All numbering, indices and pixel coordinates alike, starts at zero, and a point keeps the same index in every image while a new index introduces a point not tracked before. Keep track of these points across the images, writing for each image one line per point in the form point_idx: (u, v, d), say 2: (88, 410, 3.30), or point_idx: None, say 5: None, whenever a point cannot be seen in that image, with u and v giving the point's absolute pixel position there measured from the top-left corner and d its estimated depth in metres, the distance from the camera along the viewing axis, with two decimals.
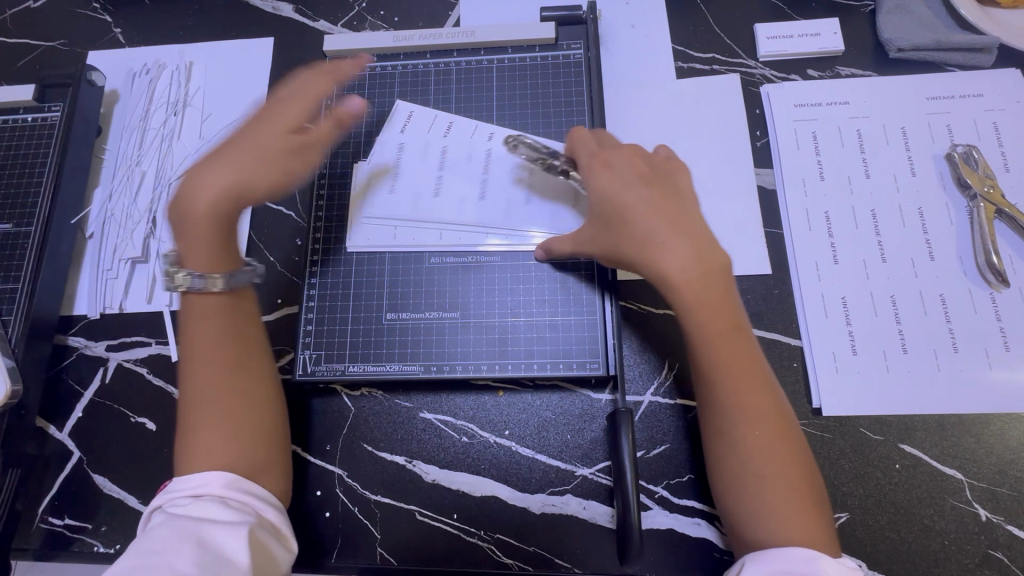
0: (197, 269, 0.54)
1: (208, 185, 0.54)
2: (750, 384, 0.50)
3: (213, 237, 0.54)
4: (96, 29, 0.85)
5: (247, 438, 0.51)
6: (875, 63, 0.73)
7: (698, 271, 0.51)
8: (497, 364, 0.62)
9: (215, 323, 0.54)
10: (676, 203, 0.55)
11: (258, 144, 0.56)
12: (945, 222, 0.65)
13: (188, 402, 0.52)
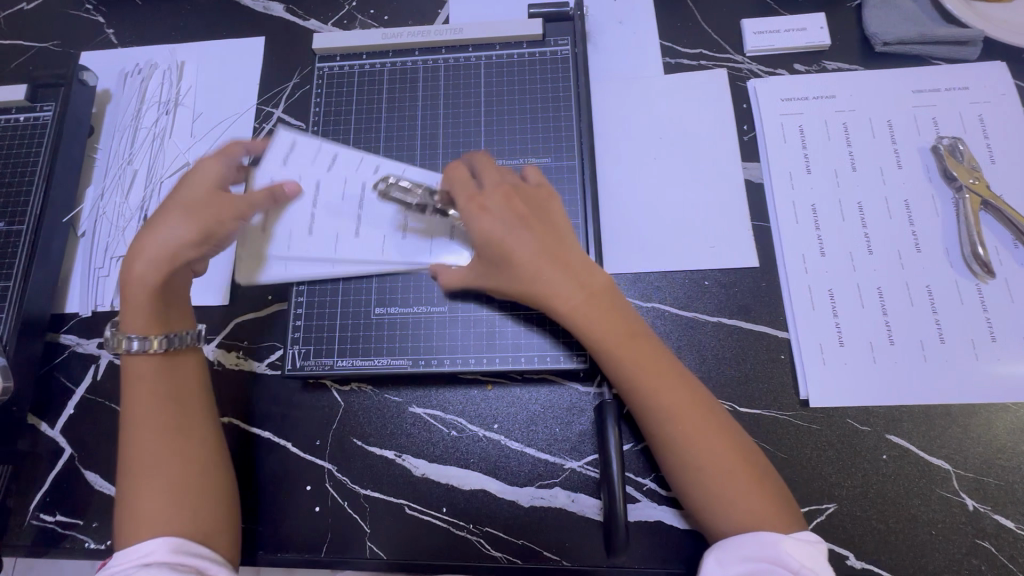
0: (135, 332, 0.57)
1: (144, 257, 0.57)
2: (665, 385, 0.51)
3: (149, 304, 0.57)
4: (88, 30, 0.85)
5: (196, 503, 0.52)
6: (862, 57, 0.73)
7: (586, 291, 0.53)
8: (485, 357, 0.63)
9: (155, 392, 0.56)
10: (553, 232, 0.56)
11: (176, 218, 0.58)
12: (932, 213, 0.66)
13: (127, 473, 0.53)
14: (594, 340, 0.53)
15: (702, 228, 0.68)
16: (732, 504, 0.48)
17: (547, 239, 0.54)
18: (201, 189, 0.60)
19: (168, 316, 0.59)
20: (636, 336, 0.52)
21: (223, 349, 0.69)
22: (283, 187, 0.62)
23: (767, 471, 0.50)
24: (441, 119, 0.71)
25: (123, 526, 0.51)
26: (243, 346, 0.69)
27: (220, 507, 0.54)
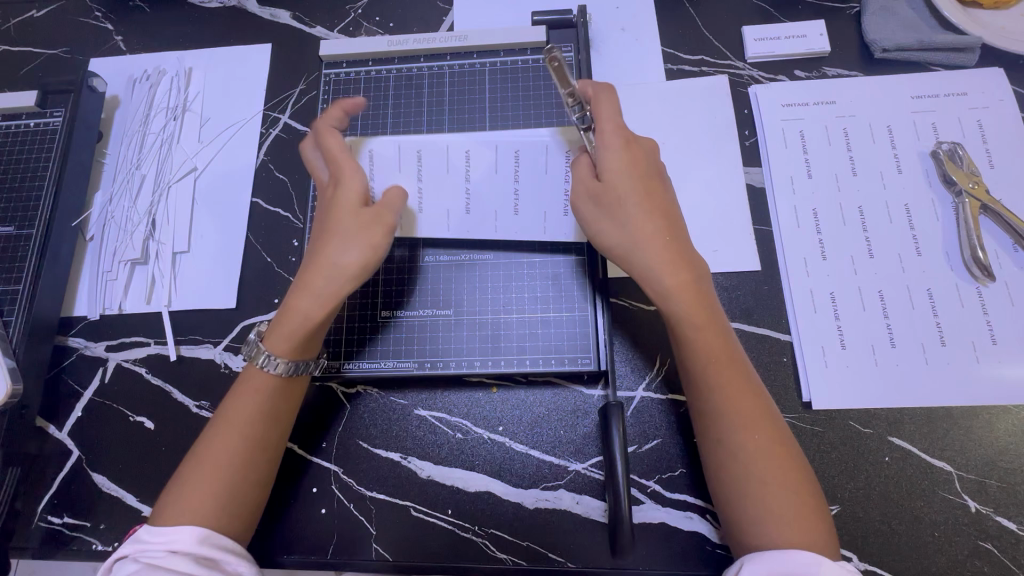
0: (278, 355, 0.56)
1: (302, 294, 0.56)
2: (750, 397, 0.52)
3: (301, 334, 0.56)
4: (97, 37, 0.86)
5: (235, 508, 0.52)
6: (861, 63, 0.74)
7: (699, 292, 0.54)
8: (490, 360, 0.63)
9: (256, 398, 0.56)
10: (668, 207, 0.55)
11: (331, 238, 0.56)
12: (932, 218, 0.66)
13: (195, 455, 0.54)
14: (681, 318, 0.53)
15: (704, 232, 0.68)
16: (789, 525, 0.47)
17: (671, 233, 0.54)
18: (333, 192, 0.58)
19: (307, 345, 0.57)
20: (725, 338, 0.54)
21: (230, 352, 0.71)
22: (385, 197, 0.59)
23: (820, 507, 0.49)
24: (447, 125, 0.72)
25: (162, 504, 0.52)
26: None
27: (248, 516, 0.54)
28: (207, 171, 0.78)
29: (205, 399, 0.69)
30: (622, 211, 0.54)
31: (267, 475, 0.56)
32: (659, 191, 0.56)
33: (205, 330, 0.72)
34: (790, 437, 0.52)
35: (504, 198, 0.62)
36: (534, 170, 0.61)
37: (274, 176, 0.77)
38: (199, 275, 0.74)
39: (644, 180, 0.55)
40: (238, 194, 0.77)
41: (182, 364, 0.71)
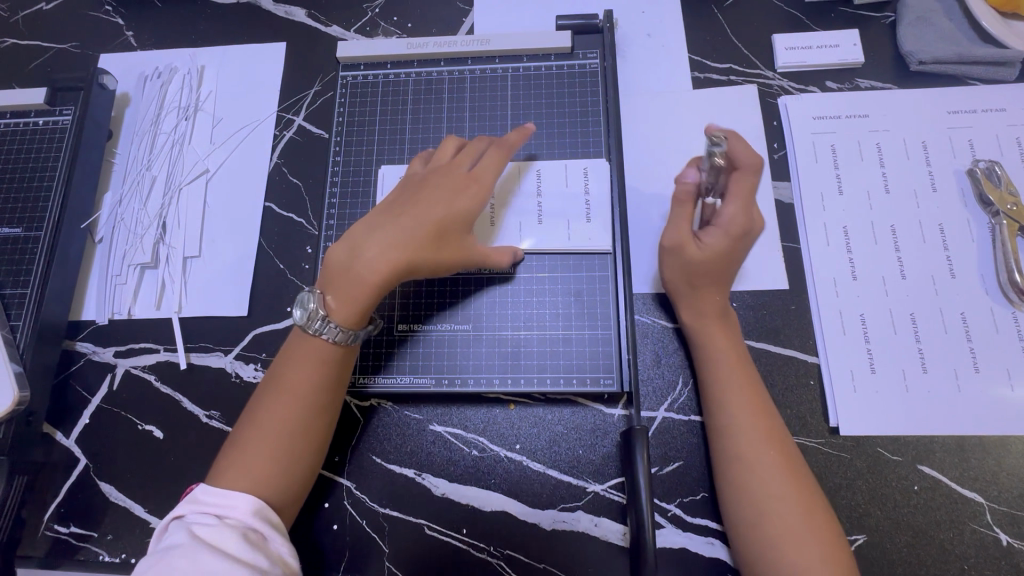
0: (337, 322, 0.54)
1: (381, 263, 0.54)
2: (761, 417, 0.54)
3: (364, 300, 0.54)
4: (107, 32, 0.84)
5: (289, 477, 0.54)
6: (895, 75, 0.72)
7: (724, 331, 0.58)
8: (509, 378, 0.62)
9: (317, 370, 0.55)
10: (727, 261, 0.58)
11: (436, 227, 0.55)
12: (967, 238, 0.64)
13: (253, 420, 0.54)
14: (710, 368, 0.57)
15: None
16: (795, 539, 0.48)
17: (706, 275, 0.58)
18: (460, 183, 0.58)
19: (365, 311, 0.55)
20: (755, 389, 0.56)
21: (241, 361, 0.69)
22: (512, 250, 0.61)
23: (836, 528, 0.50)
24: (468, 132, 0.70)
25: (223, 461, 0.53)
26: (260, 358, 0.69)
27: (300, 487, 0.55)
28: (219, 173, 0.76)
29: (216, 408, 0.68)
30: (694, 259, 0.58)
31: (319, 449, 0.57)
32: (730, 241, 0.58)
33: (216, 338, 0.70)
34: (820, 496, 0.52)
35: (529, 212, 0.64)
36: (555, 187, 0.65)
37: (287, 180, 0.75)
38: (210, 281, 0.72)
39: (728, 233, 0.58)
40: (251, 198, 0.75)
41: (192, 372, 0.69)
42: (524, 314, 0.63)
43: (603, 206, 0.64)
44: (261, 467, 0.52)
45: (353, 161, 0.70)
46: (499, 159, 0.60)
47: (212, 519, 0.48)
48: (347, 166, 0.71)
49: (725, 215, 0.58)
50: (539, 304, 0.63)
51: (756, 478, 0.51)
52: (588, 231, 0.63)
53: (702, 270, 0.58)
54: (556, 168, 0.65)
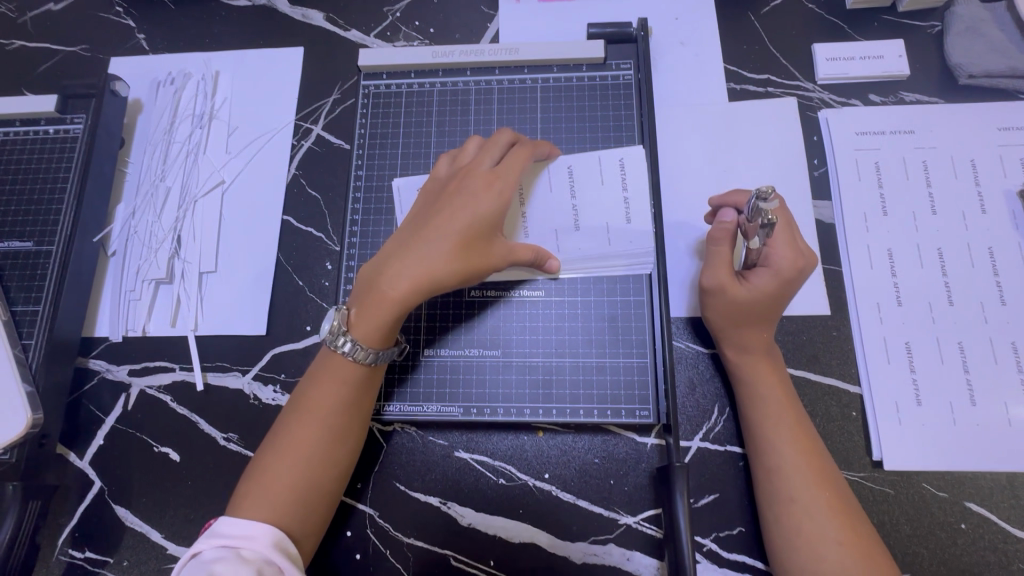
0: (360, 341, 0.52)
1: (404, 277, 0.51)
2: (806, 457, 0.52)
3: (384, 320, 0.52)
4: (118, 34, 0.81)
5: (309, 503, 0.51)
6: (943, 89, 0.69)
7: (766, 367, 0.56)
8: (541, 409, 0.60)
9: (337, 394, 0.53)
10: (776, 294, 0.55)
11: (459, 235, 0.52)
12: (1019, 264, 0.61)
13: (273, 445, 0.53)
14: (755, 407, 0.55)
15: None
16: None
17: (752, 313, 0.56)
18: (482, 181, 0.54)
19: (390, 332, 0.53)
20: (806, 432, 0.54)
21: (259, 382, 0.67)
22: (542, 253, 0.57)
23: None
24: None
25: (243, 488, 0.51)
26: (280, 379, 0.67)
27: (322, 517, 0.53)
28: (236, 184, 0.73)
29: (233, 430, 0.66)
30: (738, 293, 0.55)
31: (343, 477, 0.55)
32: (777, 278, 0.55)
33: (234, 357, 0.68)
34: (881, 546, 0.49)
35: (564, 215, 0.59)
36: (588, 185, 0.60)
37: (306, 192, 0.73)
38: (227, 297, 0.70)
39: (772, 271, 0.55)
40: (268, 211, 0.72)
41: (209, 393, 0.67)
42: (557, 342, 0.61)
43: (643, 204, 0.59)
44: (281, 494, 0.50)
45: (375, 175, 0.68)
46: (518, 156, 0.56)
47: (228, 552, 0.45)
48: (369, 182, 0.68)
49: (775, 258, 0.55)
50: (572, 331, 0.61)
51: (804, 526, 0.49)
52: (630, 234, 0.59)
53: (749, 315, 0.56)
54: (589, 164, 0.60)
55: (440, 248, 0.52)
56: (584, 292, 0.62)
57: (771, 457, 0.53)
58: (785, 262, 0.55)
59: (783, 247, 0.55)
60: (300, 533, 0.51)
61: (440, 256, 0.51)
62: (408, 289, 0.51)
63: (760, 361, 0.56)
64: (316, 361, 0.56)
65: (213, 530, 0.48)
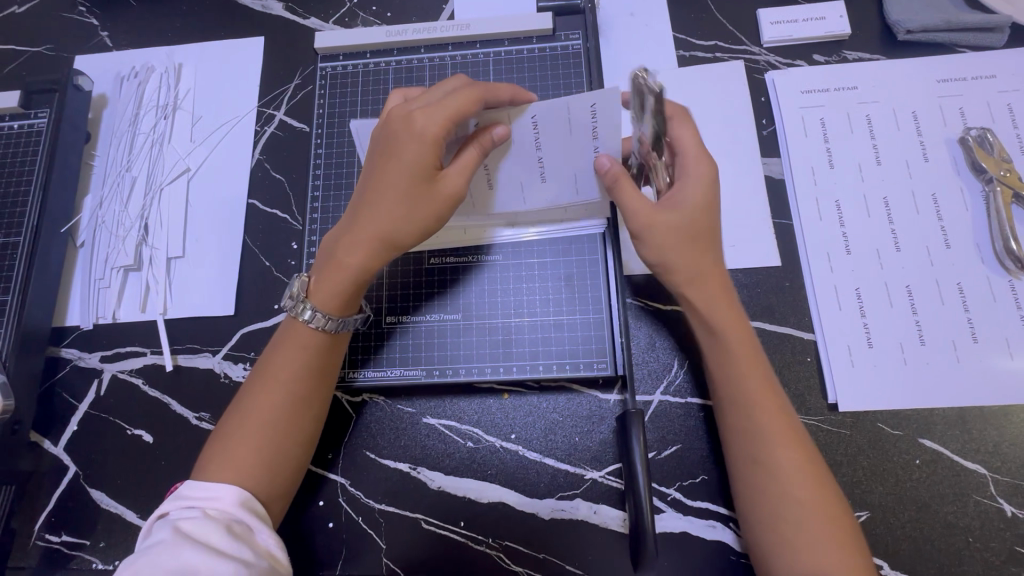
0: (323, 309, 0.54)
1: (361, 244, 0.54)
2: (761, 392, 0.51)
3: (345, 287, 0.54)
4: (82, 33, 0.83)
5: (277, 467, 0.52)
6: (884, 46, 0.71)
7: (723, 299, 0.53)
8: (502, 367, 0.61)
9: (302, 358, 0.54)
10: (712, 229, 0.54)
11: (403, 189, 0.52)
12: (961, 207, 0.63)
13: (238, 411, 0.53)
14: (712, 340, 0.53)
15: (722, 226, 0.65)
16: (800, 521, 0.47)
17: (682, 236, 0.53)
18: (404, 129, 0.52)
19: (353, 299, 0.55)
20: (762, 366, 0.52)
21: (229, 361, 0.68)
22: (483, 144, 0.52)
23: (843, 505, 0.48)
24: None
25: (209, 452, 0.52)
26: (249, 358, 0.68)
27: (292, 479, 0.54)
28: (201, 171, 0.75)
29: (206, 410, 0.67)
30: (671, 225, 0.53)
31: (311, 439, 0.56)
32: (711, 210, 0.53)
33: (204, 338, 0.69)
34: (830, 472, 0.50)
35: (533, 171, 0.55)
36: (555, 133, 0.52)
37: (270, 176, 0.74)
38: (195, 280, 0.71)
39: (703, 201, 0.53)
40: (234, 196, 0.73)
41: (180, 374, 0.68)
42: (515, 304, 0.63)
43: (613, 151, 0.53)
44: (244, 458, 0.51)
45: (335, 155, 0.70)
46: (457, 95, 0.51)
47: (196, 512, 0.47)
48: (329, 158, 0.71)
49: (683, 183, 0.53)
50: (530, 292, 0.63)
51: (761, 461, 0.49)
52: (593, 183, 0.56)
53: (677, 244, 0.53)
54: (552, 113, 0.51)
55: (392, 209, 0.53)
56: (540, 253, 0.64)
57: (730, 396, 0.52)
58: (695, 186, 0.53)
59: (692, 165, 0.53)
60: (267, 496, 0.51)
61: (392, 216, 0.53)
62: (370, 253, 0.54)
63: (715, 292, 0.53)
64: (280, 329, 0.57)
65: (178, 492, 0.50)
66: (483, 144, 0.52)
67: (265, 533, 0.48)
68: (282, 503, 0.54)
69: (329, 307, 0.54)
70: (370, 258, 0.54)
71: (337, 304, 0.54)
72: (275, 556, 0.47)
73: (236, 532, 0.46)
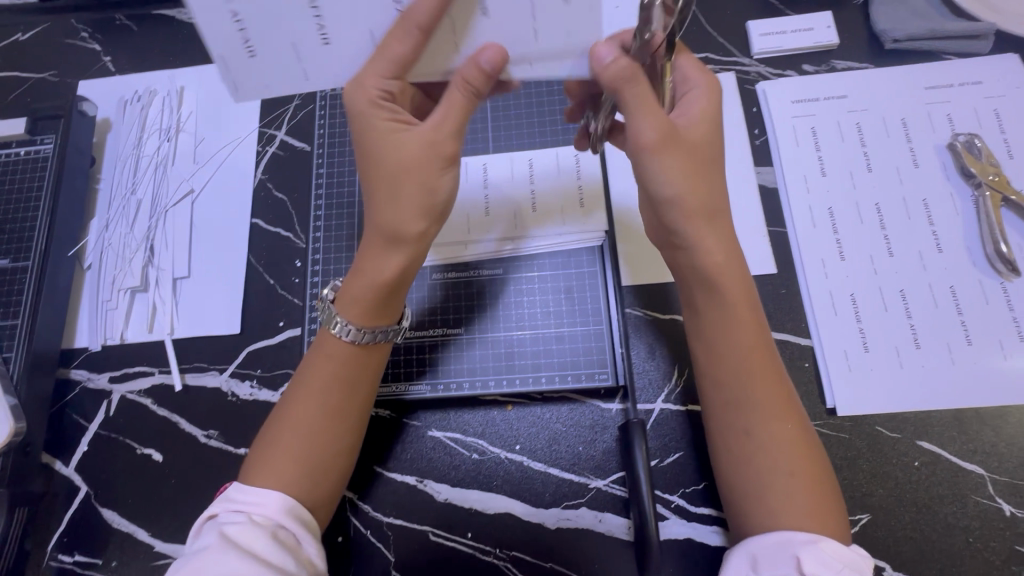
0: (349, 321, 0.54)
1: (376, 249, 0.52)
2: (757, 355, 0.50)
3: (369, 294, 0.53)
4: (85, 58, 0.84)
5: (321, 479, 0.53)
6: (871, 55, 0.72)
7: (727, 260, 0.51)
8: (505, 380, 0.63)
9: (337, 372, 0.55)
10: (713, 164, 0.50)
11: (394, 143, 0.49)
12: (951, 212, 0.65)
13: (280, 422, 0.54)
14: (707, 270, 0.50)
15: None
16: (788, 493, 0.45)
17: (699, 155, 0.49)
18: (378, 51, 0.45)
19: (380, 306, 0.54)
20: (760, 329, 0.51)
21: (236, 379, 0.69)
22: (480, 56, 0.45)
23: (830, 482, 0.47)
24: None
25: (253, 461, 0.53)
26: (256, 375, 0.69)
27: (334, 485, 0.55)
28: (204, 192, 0.76)
29: (214, 427, 0.68)
30: (691, 158, 0.49)
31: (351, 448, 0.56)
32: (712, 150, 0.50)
33: (210, 356, 0.70)
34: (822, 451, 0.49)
35: (514, 17, 0.43)
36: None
37: (272, 195, 0.76)
38: (201, 300, 0.72)
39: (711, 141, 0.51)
40: (238, 216, 0.75)
41: (188, 393, 0.69)
42: (516, 317, 0.65)
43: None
44: (287, 469, 0.51)
45: (335, 174, 0.75)
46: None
47: (241, 517, 0.48)
48: (330, 176, 0.75)
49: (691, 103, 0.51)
50: (530, 307, 0.65)
51: (751, 428, 0.48)
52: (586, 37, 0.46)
53: (697, 178, 0.49)
54: None
55: (407, 207, 0.50)
56: (540, 267, 0.66)
57: (729, 362, 0.50)
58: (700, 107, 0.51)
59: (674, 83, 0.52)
60: (312, 502, 0.52)
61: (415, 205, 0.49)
62: (395, 251, 0.52)
63: (718, 246, 0.50)
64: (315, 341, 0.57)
65: (227, 495, 0.51)
66: (469, 79, 0.45)
67: (309, 544, 0.49)
68: (325, 508, 0.55)
69: (355, 313, 0.54)
70: (397, 255, 0.52)
71: (361, 316, 0.54)
72: (315, 566, 0.48)
73: (280, 540, 0.47)
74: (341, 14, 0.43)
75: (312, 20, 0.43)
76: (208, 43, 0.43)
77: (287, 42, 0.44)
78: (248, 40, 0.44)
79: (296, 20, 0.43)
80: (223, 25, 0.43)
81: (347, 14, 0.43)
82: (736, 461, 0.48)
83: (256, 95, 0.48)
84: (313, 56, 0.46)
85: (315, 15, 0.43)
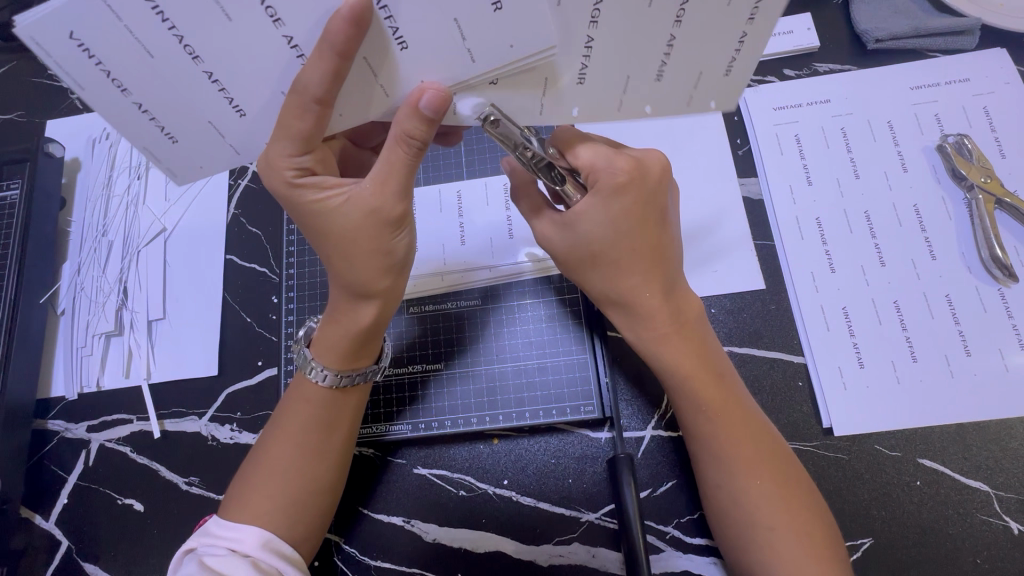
0: (326, 365, 0.53)
1: (346, 303, 0.51)
2: (734, 412, 0.50)
3: (343, 343, 0.52)
4: (51, 96, 0.82)
5: (302, 516, 0.51)
6: (854, 56, 0.70)
7: (666, 320, 0.51)
8: (488, 415, 0.62)
9: (309, 417, 0.53)
10: (664, 245, 0.51)
11: (330, 215, 0.47)
12: (944, 218, 0.62)
13: (257, 462, 0.52)
14: (660, 361, 0.52)
15: (703, 253, 0.64)
16: (771, 542, 0.46)
17: (637, 244, 0.50)
18: (278, 132, 0.43)
19: (358, 353, 0.53)
20: (728, 388, 0.51)
21: (216, 422, 0.67)
22: (417, 100, 0.41)
23: (820, 515, 0.47)
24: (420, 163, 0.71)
25: (233, 495, 0.52)
26: (236, 418, 0.67)
27: (318, 522, 0.53)
28: (177, 230, 0.74)
29: (194, 474, 0.66)
30: (609, 254, 0.50)
31: (332, 484, 0.54)
32: (657, 225, 0.50)
33: (189, 400, 0.68)
34: (815, 496, 0.48)
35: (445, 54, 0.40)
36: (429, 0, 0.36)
37: (247, 230, 0.74)
38: (177, 342, 0.70)
39: (643, 215, 0.49)
40: (212, 253, 0.73)
41: (167, 440, 0.67)
42: (495, 351, 0.64)
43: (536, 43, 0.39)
44: (263, 504, 0.50)
45: None
46: (317, 56, 0.38)
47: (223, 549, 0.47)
48: None
49: (599, 173, 0.48)
50: (513, 339, 0.64)
51: (724, 485, 0.48)
52: (595, 96, 0.44)
53: (596, 250, 0.50)
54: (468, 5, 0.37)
55: (366, 270, 0.49)
56: (521, 299, 0.65)
57: (691, 415, 0.51)
58: (621, 172, 0.48)
59: (590, 144, 0.50)
60: (294, 539, 0.51)
61: (377, 267, 0.49)
62: (365, 301, 0.51)
63: (656, 306, 0.51)
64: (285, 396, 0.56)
65: (206, 529, 0.50)
66: (409, 130, 0.42)
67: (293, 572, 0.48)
68: (311, 544, 0.53)
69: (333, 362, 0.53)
70: (369, 305, 0.51)
71: (336, 359, 0.53)
72: None
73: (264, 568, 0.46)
74: (244, 84, 0.41)
75: (220, 96, 0.41)
76: (132, 140, 0.43)
77: (203, 120, 0.43)
78: (164, 128, 0.43)
79: (204, 100, 0.41)
80: (138, 122, 0.42)
81: (254, 83, 0.41)
82: (727, 531, 0.48)
83: (196, 175, 0.47)
84: (235, 131, 0.44)
85: (222, 92, 0.41)
